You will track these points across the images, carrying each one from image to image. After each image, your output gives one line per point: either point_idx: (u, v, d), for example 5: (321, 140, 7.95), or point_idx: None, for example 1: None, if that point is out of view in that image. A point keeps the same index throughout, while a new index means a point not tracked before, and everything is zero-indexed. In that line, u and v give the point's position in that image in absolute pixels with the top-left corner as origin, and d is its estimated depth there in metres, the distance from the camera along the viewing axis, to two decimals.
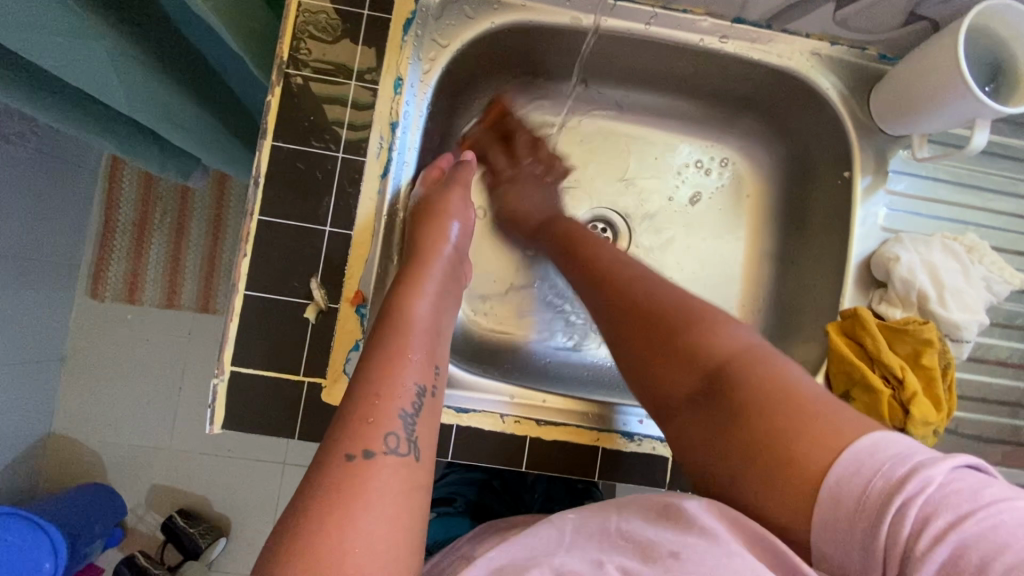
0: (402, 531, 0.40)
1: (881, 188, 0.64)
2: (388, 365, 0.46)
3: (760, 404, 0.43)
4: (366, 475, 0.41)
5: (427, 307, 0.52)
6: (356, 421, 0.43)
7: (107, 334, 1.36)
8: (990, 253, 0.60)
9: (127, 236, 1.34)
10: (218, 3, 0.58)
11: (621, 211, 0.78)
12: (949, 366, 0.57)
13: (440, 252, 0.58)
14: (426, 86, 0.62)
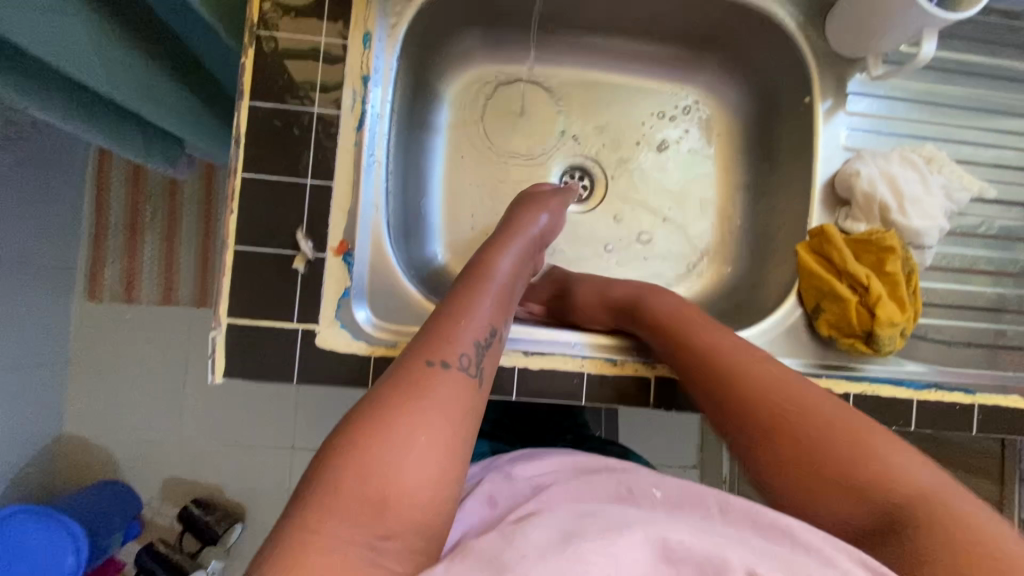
0: (458, 433, 0.42)
1: (841, 110, 0.66)
2: (468, 304, 0.51)
3: (845, 447, 0.45)
4: (438, 378, 0.43)
5: (509, 265, 0.59)
6: (435, 335, 0.47)
7: (108, 332, 1.38)
8: (948, 163, 0.62)
9: (119, 235, 1.36)
10: None
11: (596, 158, 0.80)
12: (912, 272, 0.59)
13: (529, 227, 0.65)
14: (394, 40, 0.64)
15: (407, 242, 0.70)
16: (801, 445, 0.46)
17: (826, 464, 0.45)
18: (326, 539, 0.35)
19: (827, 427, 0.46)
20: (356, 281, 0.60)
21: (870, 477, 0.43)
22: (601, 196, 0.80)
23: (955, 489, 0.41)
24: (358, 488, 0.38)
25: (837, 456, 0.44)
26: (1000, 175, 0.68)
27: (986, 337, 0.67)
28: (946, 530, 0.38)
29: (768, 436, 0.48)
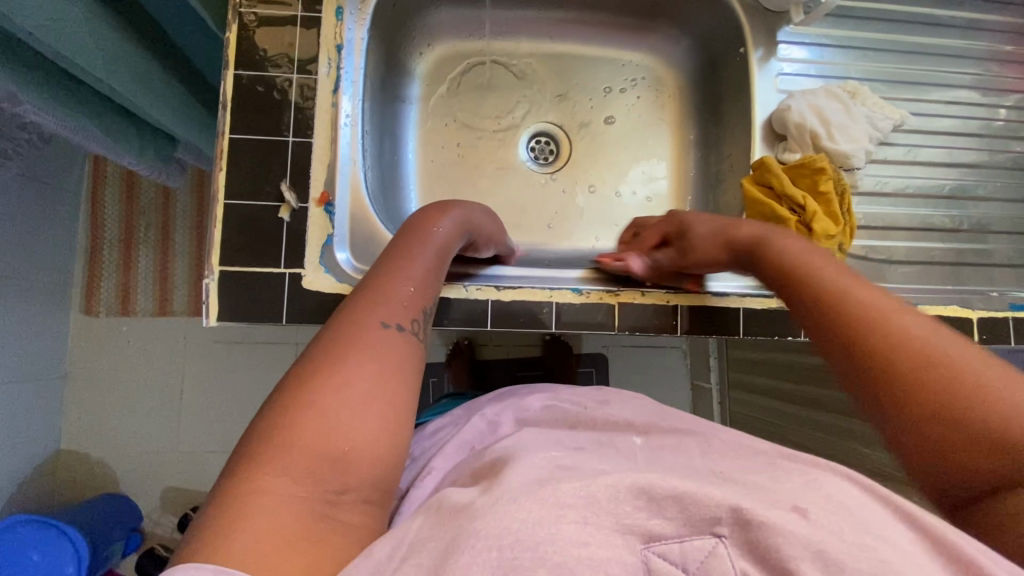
0: (405, 387, 0.44)
1: (773, 58, 0.73)
2: (405, 269, 0.54)
3: (989, 391, 0.38)
4: (385, 337, 0.46)
5: (455, 231, 0.62)
6: (381, 300, 0.49)
7: (109, 340, 1.42)
8: (870, 95, 0.69)
9: (115, 249, 1.41)
10: None
11: (559, 123, 0.87)
12: (845, 191, 0.65)
13: (476, 208, 0.67)
14: (365, 15, 0.71)
15: (386, 199, 0.76)
16: (929, 383, 0.40)
17: (955, 405, 0.38)
18: (282, 496, 0.36)
19: (961, 369, 0.39)
20: (338, 228, 0.66)
21: (1015, 430, 0.36)
22: (565, 158, 0.86)
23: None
24: (314, 443, 0.38)
25: (974, 399, 0.38)
26: (918, 107, 0.75)
27: (920, 254, 0.74)
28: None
29: (890, 367, 0.42)
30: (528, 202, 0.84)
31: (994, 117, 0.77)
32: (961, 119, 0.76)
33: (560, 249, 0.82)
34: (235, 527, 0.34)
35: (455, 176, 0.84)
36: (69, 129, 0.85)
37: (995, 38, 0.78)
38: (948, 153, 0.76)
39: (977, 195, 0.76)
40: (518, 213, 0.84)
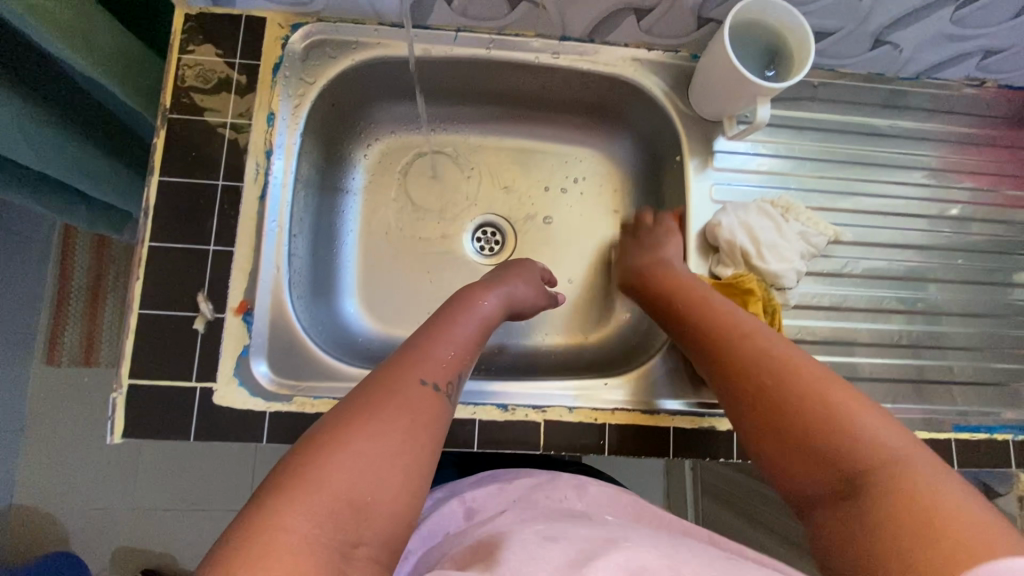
0: (431, 447, 0.48)
1: (709, 167, 0.73)
2: (449, 333, 0.59)
3: (819, 409, 0.47)
4: (425, 394, 0.50)
5: (495, 301, 0.67)
6: (421, 361, 0.54)
7: (60, 401, 1.34)
8: (804, 210, 0.69)
9: (81, 299, 1.33)
10: (70, 35, 0.63)
11: (506, 214, 0.86)
12: (776, 311, 0.64)
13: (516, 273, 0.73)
14: (299, 118, 0.70)
15: (316, 296, 0.74)
16: (784, 412, 0.49)
17: (786, 427, 0.48)
18: (301, 537, 0.38)
19: (853, 442, 0.44)
20: (256, 338, 0.64)
21: (836, 448, 0.45)
22: (510, 250, 0.85)
23: (918, 453, 0.43)
24: (338, 488, 0.41)
25: (808, 419, 0.47)
26: (857, 218, 0.75)
27: (863, 370, 0.71)
28: (898, 487, 0.40)
29: (781, 417, 0.49)
30: None
31: (936, 226, 0.77)
32: (903, 229, 0.76)
33: (499, 345, 0.80)
34: (252, 567, 0.36)
35: (396, 268, 0.82)
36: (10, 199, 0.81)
37: (940, 147, 0.78)
38: (889, 265, 0.75)
39: (922, 307, 0.74)
40: None
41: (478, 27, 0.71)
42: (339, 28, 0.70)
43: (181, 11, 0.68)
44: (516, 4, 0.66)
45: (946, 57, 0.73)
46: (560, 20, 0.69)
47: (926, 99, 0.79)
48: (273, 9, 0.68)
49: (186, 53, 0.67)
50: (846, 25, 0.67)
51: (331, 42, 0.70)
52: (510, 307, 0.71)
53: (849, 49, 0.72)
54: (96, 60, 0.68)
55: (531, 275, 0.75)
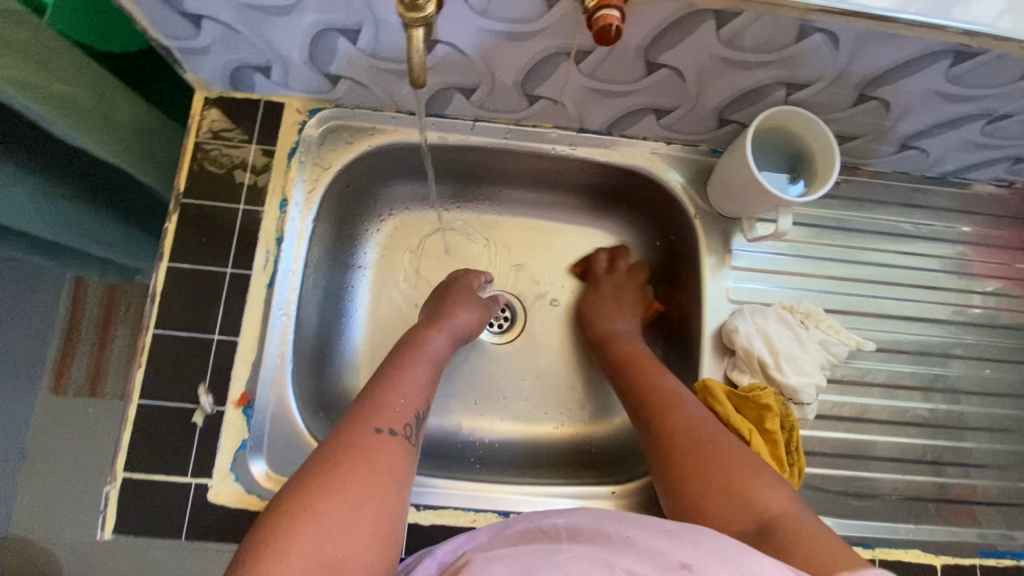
0: (395, 487, 0.52)
1: (726, 265, 0.70)
2: (400, 379, 0.62)
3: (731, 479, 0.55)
4: (383, 442, 0.54)
5: (443, 342, 0.70)
6: (376, 410, 0.57)
7: (54, 438, 1.30)
8: (825, 317, 0.67)
9: (92, 331, 1.30)
10: (85, 122, 0.64)
11: (517, 293, 0.84)
12: (794, 429, 0.62)
13: (466, 298, 0.75)
14: (311, 203, 0.69)
15: (320, 380, 0.73)
16: (701, 467, 0.57)
17: (705, 496, 0.55)
18: None
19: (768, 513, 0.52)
20: (254, 432, 0.62)
21: (747, 510, 0.53)
22: (519, 332, 0.83)
23: (804, 511, 0.52)
24: (310, 549, 0.44)
25: (727, 485, 0.55)
26: (878, 323, 0.72)
27: (883, 485, 0.68)
28: (799, 534, 0.49)
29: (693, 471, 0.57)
30: (480, 378, 0.81)
31: (961, 333, 0.74)
32: (924, 336, 0.73)
33: (503, 432, 0.79)
34: None
35: None
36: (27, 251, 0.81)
37: (965, 250, 0.76)
38: (911, 374, 0.72)
39: (946, 420, 0.71)
40: (472, 385, 0.81)
41: (497, 118, 0.70)
42: (356, 114, 0.70)
43: (200, 94, 0.68)
44: (535, 100, 0.66)
45: (974, 161, 0.71)
46: (579, 114, 0.68)
47: (952, 198, 0.76)
48: (292, 95, 0.68)
49: (203, 138, 0.67)
50: (871, 131, 0.66)
51: (349, 128, 0.70)
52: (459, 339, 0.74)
53: (874, 151, 0.70)
54: (109, 137, 0.68)
55: (470, 295, 0.76)
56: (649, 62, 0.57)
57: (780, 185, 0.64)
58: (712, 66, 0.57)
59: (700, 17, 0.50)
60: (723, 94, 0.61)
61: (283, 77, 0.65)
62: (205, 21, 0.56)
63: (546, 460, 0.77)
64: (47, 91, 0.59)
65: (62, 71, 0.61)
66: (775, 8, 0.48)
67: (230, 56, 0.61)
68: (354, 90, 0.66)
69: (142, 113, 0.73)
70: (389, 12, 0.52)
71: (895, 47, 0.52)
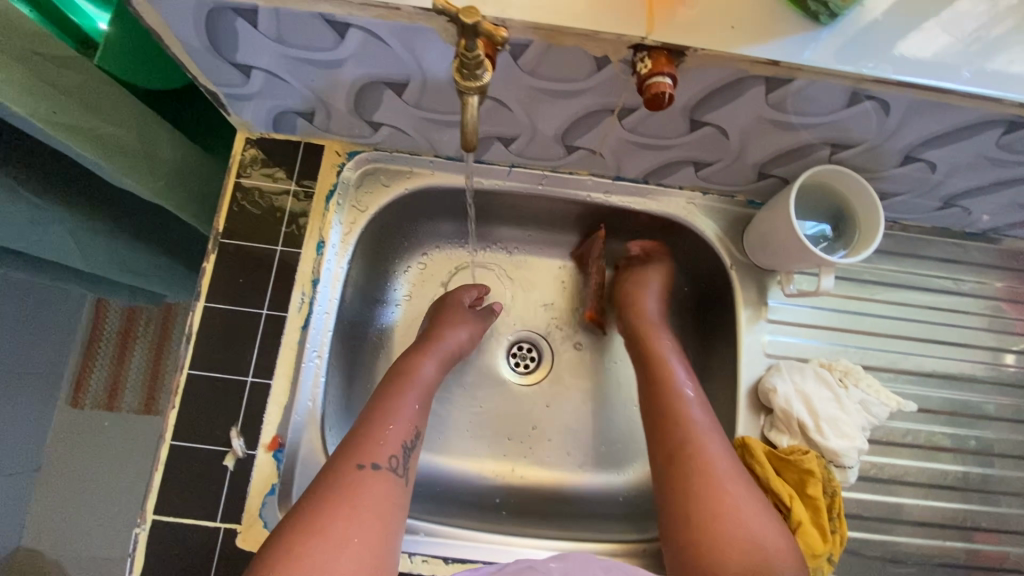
0: (381, 523, 0.54)
1: (763, 318, 0.70)
2: (388, 408, 0.63)
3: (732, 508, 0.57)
4: (368, 478, 0.56)
5: (430, 369, 0.69)
6: (360, 444, 0.59)
7: (68, 451, 1.29)
8: (865, 375, 0.65)
9: (111, 345, 1.30)
10: (132, 165, 0.65)
11: (545, 333, 0.84)
12: (836, 495, 0.60)
13: (456, 321, 0.74)
14: (348, 245, 0.70)
15: (349, 421, 0.72)
16: (710, 491, 0.59)
17: (705, 516, 0.57)
18: None
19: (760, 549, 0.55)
20: (284, 477, 0.62)
21: (739, 535, 0.56)
22: (546, 372, 0.83)
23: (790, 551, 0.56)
24: None
25: (732, 510, 0.57)
26: (917, 382, 0.71)
27: (921, 552, 0.67)
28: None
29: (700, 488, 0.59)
30: (507, 419, 0.80)
31: (1003, 394, 0.72)
32: (964, 396, 0.72)
33: (529, 476, 0.78)
34: None
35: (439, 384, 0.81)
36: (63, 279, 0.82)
37: (1007, 308, 0.75)
38: (950, 435, 0.70)
39: (988, 485, 0.70)
40: (497, 426, 0.80)
41: (533, 164, 0.70)
42: (394, 158, 0.71)
43: (242, 135, 0.69)
44: (573, 150, 0.66)
45: (1018, 220, 0.70)
46: (616, 164, 0.68)
47: (994, 254, 0.75)
48: (332, 138, 0.69)
49: (243, 178, 0.68)
50: (914, 189, 0.65)
51: (387, 171, 0.71)
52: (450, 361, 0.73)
53: (915, 207, 0.69)
54: (156, 178, 0.69)
55: (463, 317, 0.75)
56: (693, 120, 0.57)
57: (822, 249, 0.64)
58: (757, 126, 0.57)
59: (750, 82, 0.50)
60: (765, 151, 0.61)
61: (325, 122, 0.65)
62: (253, 71, 0.57)
63: (572, 508, 0.76)
64: (96, 134, 0.60)
65: (111, 114, 0.61)
66: (826, 76, 0.48)
67: (275, 102, 0.62)
68: (395, 135, 0.67)
69: (184, 151, 0.73)
70: (437, 68, 0.53)
71: (948, 115, 0.51)
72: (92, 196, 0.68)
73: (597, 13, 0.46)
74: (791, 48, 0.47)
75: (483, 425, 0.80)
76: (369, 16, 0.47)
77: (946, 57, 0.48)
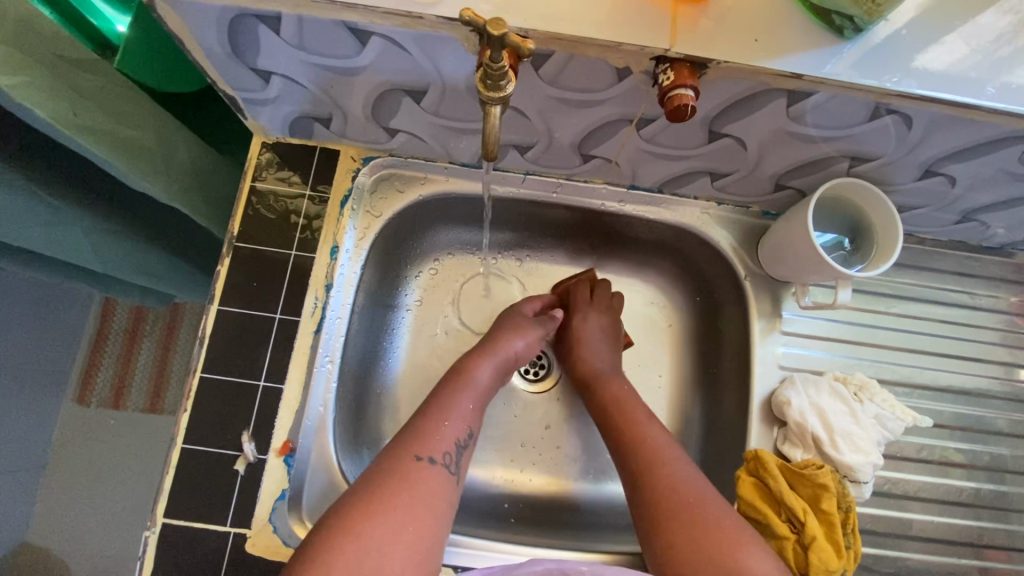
0: (435, 519, 0.54)
1: (776, 329, 0.69)
2: (447, 408, 0.63)
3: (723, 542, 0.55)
4: (424, 469, 0.56)
5: (488, 373, 0.69)
6: (420, 436, 0.59)
7: (74, 448, 1.29)
8: (880, 390, 0.64)
9: (120, 344, 1.30)
10: (149, 168, 0.65)
11: (555, 341, 0.84)
12: (850, 510, 0.60)
13: (522, 330, 0.74)
14: (361, 250, 0.70)
15: (358, 427, 0.72)
16: (683, 520, 0.57)
17: (696, 561, 0.54)
18: None
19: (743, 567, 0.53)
20: (294, 482, 0.62)
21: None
22: (556, 380, 0.83)
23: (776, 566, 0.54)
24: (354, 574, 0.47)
25: (711, 537, 0.55)
26: (932, 397, 0.70)
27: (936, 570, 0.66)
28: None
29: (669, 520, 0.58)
30: (516, 427, 0.80)
31: (1018, 411, 0.72)
32: (979, 411, 0.71)
33: (539, 485, 0.77)
34: None
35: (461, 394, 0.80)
36: (76, 278, 0.82)
37: None
38: (965, 451, 0.70)
39: (1002, 502, 0.69)
40: (506, 434, 0.79)
41: (548, 172, 0.70)
42: (409, 164, 0.71)
43: (258, 139, 0.69)
44: (589, 158, 0.66)
45: None
46: (631, 173, 0.68)
47: (1010, 269, 0.74)
48: (348, 143, 0.69)
49: (258, 182, 0.68)
50: (932, 203, 0.65)
51: (402, 177, 0.72)
52: (508, 371, 0.72)
53: (932, 221, 0.69)
54: (171, 179, 0.69)
55: (525, 325, 0.75)
56: (712, 131, 0.57)
57: (838, 261, 0.64)
58: (775, 138, 0.56)
59: (771, 95, 0.50)
60: (782, 163, 0.61)
61: (342, 127, 0.65)
62: (274, 76, 0.57)
63: (582, 518, 0.76)
64: (116, 134, 0.60)
65: (131, 117, 0.62)
66: (848, 90, 0.48)
67: (293, 107, 0.62)
68: (411, 142, 0.67)
69: (201, 154, 0.74)
70: (456, 76, 0.53)
71: (970, 131, 0.51)
72: (109, 197, 0.68)
73: (619, 25, 0.46)
74: (813, 62, 0.47)
75: (491, 432, 0.79)
76: (391, 25, 0.47)
77: (970, 73, 0.48)
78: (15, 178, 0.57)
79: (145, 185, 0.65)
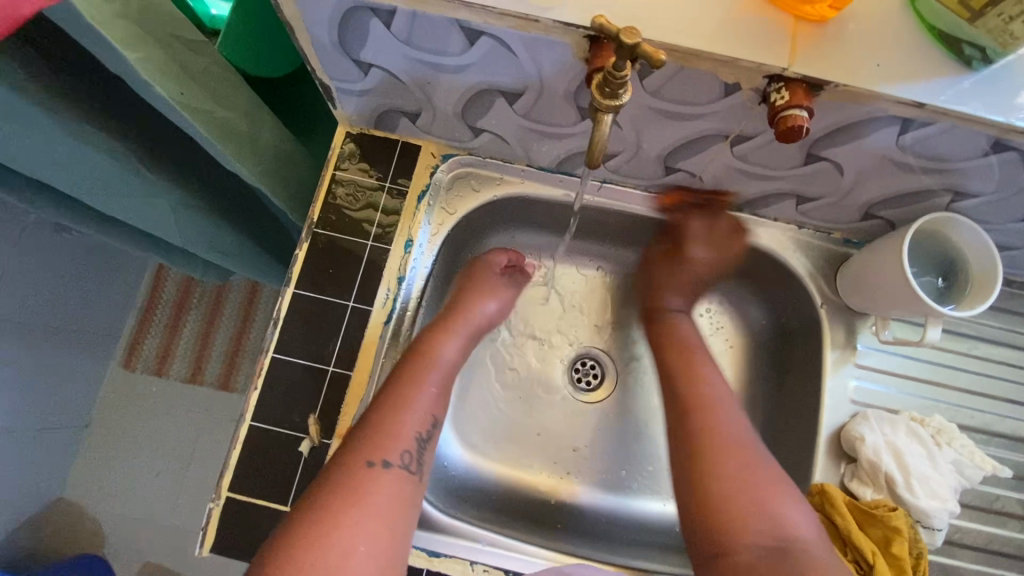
0: (394, 520, 0.54)
1: (850, 361, 0.67)
2: (412, 399, 0.60)
3: (762, 497, 0.57)
4: (378, 477, 0.55)
5: (454, 349, 0.66)
6: (373, 437, 0.57)
7: (120, 411, 1.32)
8: (959, 436, 0.62)
9: (167, 311, 1.35)
10: (240, 150, 0.66)
11: (608, 350, 0.82)
12: (922, 556, 0.58)
13: (491, 290, 0.72)
14: (434, 245, 0.70)
15: None
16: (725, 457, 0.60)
17: (729, 499, 0.58)
18: None
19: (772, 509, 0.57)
20: None
21: (766, 515, 0.57)
22: (609, 391, 0.81)
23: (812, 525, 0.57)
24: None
25: (752, 482, 0.58)
26: (1011, 447, 0.67)
27: None
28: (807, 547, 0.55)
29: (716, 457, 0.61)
30: (564, 437, 0.79)
31: None
32: None
33: (584, 495, 0.77)
34: None
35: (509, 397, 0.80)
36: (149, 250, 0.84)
37: None
38: None
39: None
40: (552, 442, 0.79)
41: (625, 182, 0.70)
42: (487, 163, 0.71)
43: (342, 129, 0.70)
44: (672, 171, 0.65)
45: None
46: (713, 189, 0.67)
47: None
48: (430, 139, 0.70)
49: (338, 171, 0.69)
50: None
51: (478, 176, 0.72)
52: (477, 336, 0.71)
53: None
54: (257, 161, 0.70)
55: (490, 285, 0.72)
56: (810, 154, 0.55)
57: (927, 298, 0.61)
58: (877, 166, 0.55)
59: (884, 122, 0.48)
60: (879, 191, 0.59)
61: (428, 123, 0.66)
62: (372, 69, 0.57)
63: (625, 534, 0.75)
64: (214, 114, 0.61)
65: (227, 98, 0.63)
66: (969, 123, 0.46)
67: (383, 100, 0.63)
68: (493, 141, 0.67)
69: (284, 139, 0.75)
70: (556, 80, 0.53)
71: None
72: (197, 176, 0.70)
73: (737, 40, 0.45)
74: (931, 91, 0.45)
75: (538, 439, 0.79)
76: (505, 26, 0.47)
77: None
78: (122, 150, 0.59)
79: (236, 167, 0.66)
